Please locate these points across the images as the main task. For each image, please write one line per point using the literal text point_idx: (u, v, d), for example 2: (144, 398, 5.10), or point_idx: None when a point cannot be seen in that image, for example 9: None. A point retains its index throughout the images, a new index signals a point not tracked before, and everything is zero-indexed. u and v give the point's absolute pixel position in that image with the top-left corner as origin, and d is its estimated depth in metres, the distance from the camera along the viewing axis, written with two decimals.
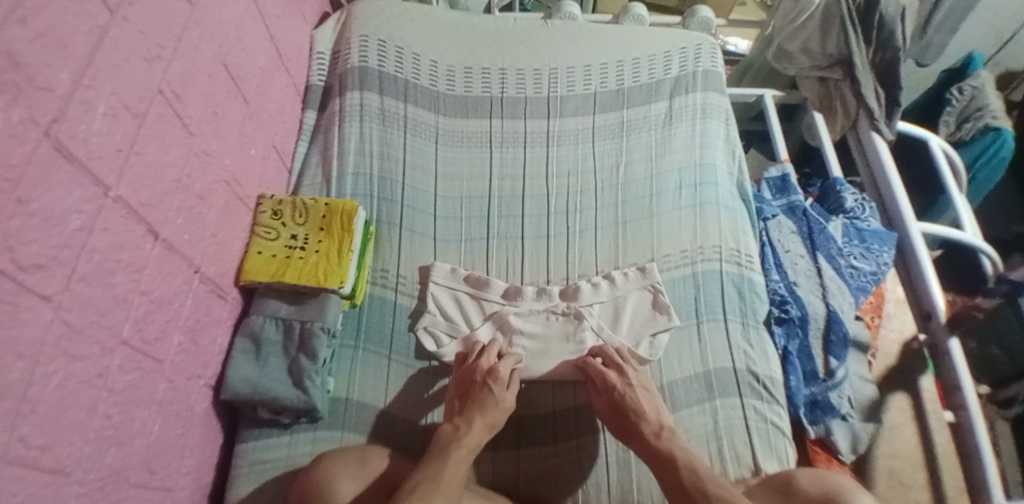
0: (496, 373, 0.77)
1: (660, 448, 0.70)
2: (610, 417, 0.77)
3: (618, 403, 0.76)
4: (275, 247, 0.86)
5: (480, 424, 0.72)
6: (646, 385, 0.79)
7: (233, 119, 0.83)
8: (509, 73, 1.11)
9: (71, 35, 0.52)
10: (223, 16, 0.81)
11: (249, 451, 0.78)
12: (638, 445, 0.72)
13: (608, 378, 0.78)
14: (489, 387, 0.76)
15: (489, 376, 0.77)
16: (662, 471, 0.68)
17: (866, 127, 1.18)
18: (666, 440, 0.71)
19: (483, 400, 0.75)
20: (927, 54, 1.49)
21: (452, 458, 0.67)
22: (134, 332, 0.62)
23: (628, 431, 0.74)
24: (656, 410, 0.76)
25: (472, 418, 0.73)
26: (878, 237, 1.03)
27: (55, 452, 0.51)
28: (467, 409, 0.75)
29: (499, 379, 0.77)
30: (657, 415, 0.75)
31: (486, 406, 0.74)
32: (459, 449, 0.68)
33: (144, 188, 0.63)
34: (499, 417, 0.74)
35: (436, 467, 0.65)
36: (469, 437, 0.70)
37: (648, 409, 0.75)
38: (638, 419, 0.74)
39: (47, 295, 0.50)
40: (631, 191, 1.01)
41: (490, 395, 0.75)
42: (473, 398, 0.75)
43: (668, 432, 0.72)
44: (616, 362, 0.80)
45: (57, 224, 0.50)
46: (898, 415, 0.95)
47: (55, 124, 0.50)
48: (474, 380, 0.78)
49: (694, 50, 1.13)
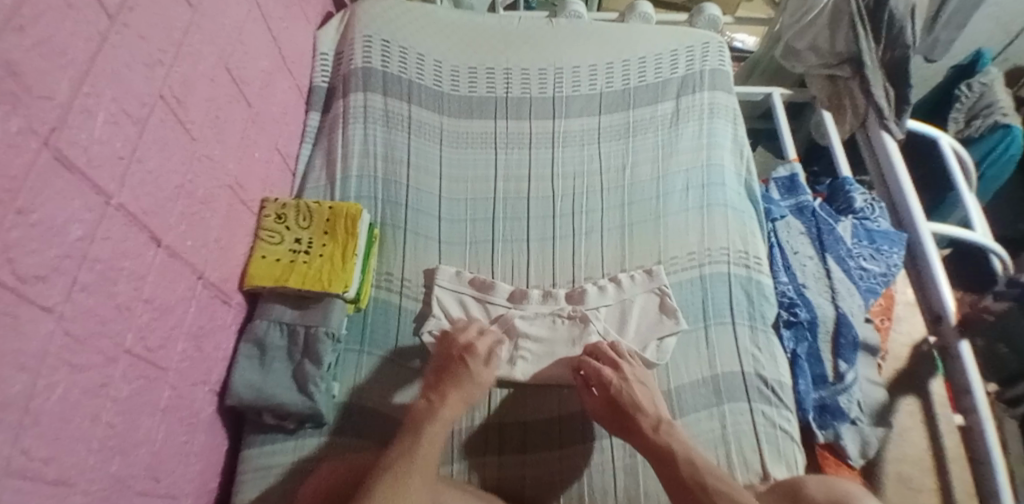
0: (473, 349, 0.79)
1: (659, 443, 0.71)
2: (608, 414, 0.77)
3: (614, 400, 0.76)
4: (279, 251, 0.85)
5: (455, 399, 0.75)
6: (642, 380, 0.79)
7: (236, 123, 0.83)
8: (514, 73, 1.10)
9: (69, 42, 0.52)
10: (225, 18, 0.80)
11: (253, 456, 0.78)
12: (637, 439, 0.73)
13: (603, 374, 0.78)
14: (465, 362, 0.78)
15: (467, 352, 0.79)
16: (662, 467, 0.69)
17: (876, 125, 1.16)
18: (664, 434, 0.72)
19: (460, 375, 0.77)
20: (935, 50, 1.45)
21: (426, 436, 0.69)
22: (137, 340, 0.61)
23: (629, 427, 0.74)
24: (653, 403, 0.76)
25: (447, 393, 0.75)
26: (888, 237, 1.02)
27: (59, 463, 0.51)
28: (442, 384, 0.76)
29: (476, 355, 0.79)
30: (654, 408, 0.75)
31: (462, 382, 0.76)
32: (432, 426, 0.71)
33: (146, 195, 0.63)
34: (473, 391, 0.77)
35: (410, 445, 0.68)
36: (444, 412, 0.73)
37: (645, 403, 0.75)
38: (632, 414, 0.74)
39: (49, 306, 0.49)
40: (637, 192, 1.00)
41: (466, 371, 0.77)
42: (449, 374, 0.77)
43: (666, 426, 0.73)
44: (610, 357, 0.80)
45: (58, 234, 0.50)
46: (909, 419, 0.92)
47: (54, 133, 0.49)
48: (450, 355, 0.79)
49: (701, 48, 1.11)
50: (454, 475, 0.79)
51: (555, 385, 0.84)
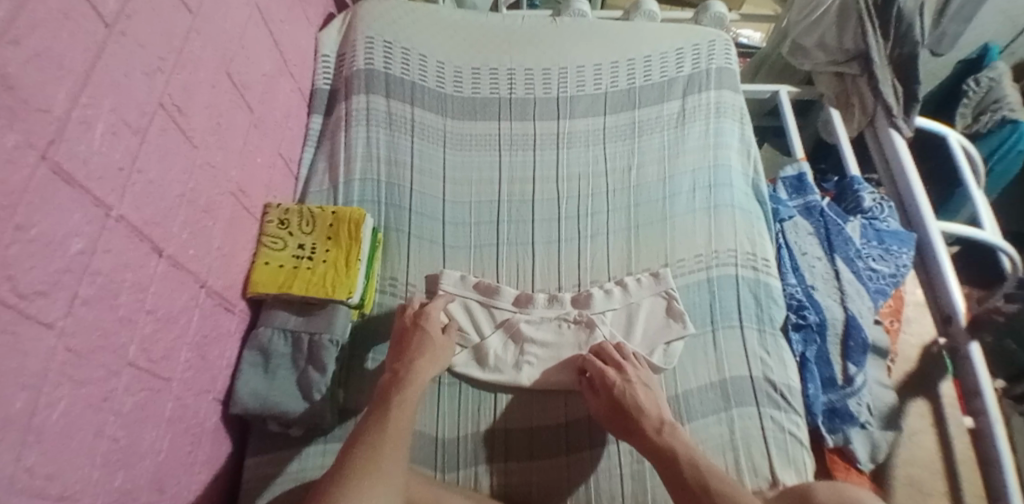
0: (426, 315, 0.82)
1: (660, 445, 0.70)
2: (611, 417, 0.76)
3: (615, 403, 0.75)
4: (283, 257, 0.84)
5: (422, 361, 0.77)
6: (646, 383, 0.78)
7: (237, 129, 0.82)
8: (518, 73, 1.09)
9: (67, 53, 0.51)
10: (225, 23, 0.79)
11: (258, 464, 0.77)
12: (637, 439, 0.73)
13: (608, 377, 0.77)
14: (424, 329, 0.80)
15: (422, 317, 0.82)
16: (663, 464, 0.69)
17: (884, 123, 1.14)
18: (668, 435, 0.71)
19: (423, 341, 0.79)
20: (942, 43, 1.43)
21: (397, 402, 0.70)
22: (140, 353, 0.61)
23: (631, 430, 0.73)
24: (657, 406, 0.75)
25: (413, 358, 0.77)
26: (898, 237, 1.01)
27: (62, 479, 0.50)
28: (404, 351, 0.78)
29: (430, 319, 0.82)
30: (655, 409, 0.74)
31: (426, 347, 0.79)
32: (403, 391, 0.72)
33: (147, 206, 0.62)
34: (437, 353, 0.79)
35: (381, 414, 0.68)
36: (415, 376, 0.75)
37: (648, 405, 0.74)
38: (630, 413, 0.74)
39: (50, 321, 0.48)
40: (643, 194, 0.98)
41: (426, 337, 0.80)
42: (405, 341, 0.80)
43: (670, 427, 0.72)
44: (615, 359, 0.80)
45: (58, 248, 0.49)
46: (919, 421, 0.91)
47: (53, 146, 0.48)
48: (407, 325, 0.82)
49: (707, 46, 1.10)
50: (460, 481, 0.78)
51: (561, 390, 0.84)
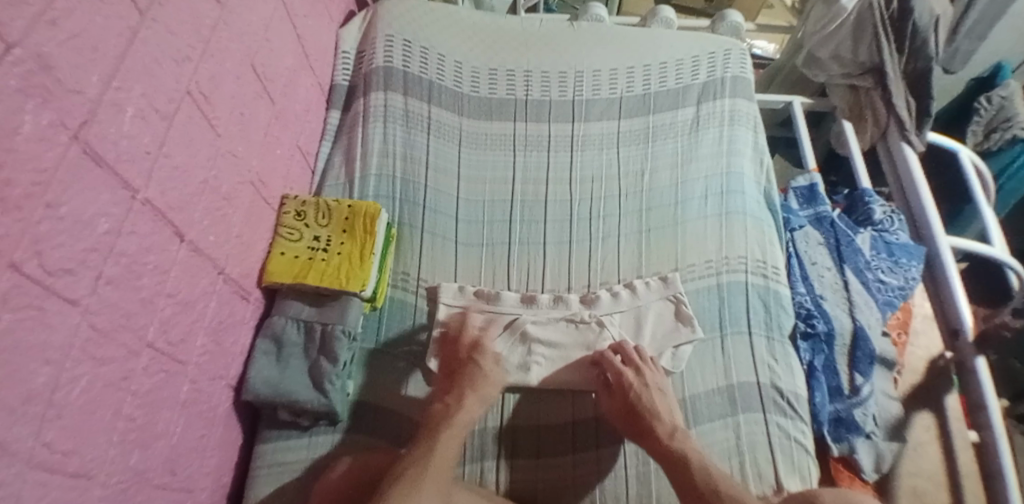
0: (482, 349, 0.81)
1: (672, 451, 0.70)
2: (625, 417, 0.76)
3: (629, 404, 0.76)
4: (299, 249, 0.85)
5: (472, 399, 0.75)
6: (661, 387, 0.79)
7: (259, 120, 0.83)
8: (534, 75, 1.10)
9: (101, 37, 0.52)
10: (252, 16, 0.80)
11: (269, 451, 0.78)
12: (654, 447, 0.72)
13: (624, 379, 0.78)
14: (477, 364, 0.79)
15: (477, 351, 0.81)
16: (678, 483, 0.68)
17: (896, 137, 1.15)
18: (680, 441, 0.72)
19: (475, 374, 0.78)
20: (954, 60, 1.47)
21: (441, 438, 0.70)
22: (159, 334, 0.62)
23: (642, 432, 0.74)
24: (670, 411, 0.76)
25: (463, 394, 0.76)
26: (907, 250, 1.01)
27: (80, 455, 0.51)
28: (456, 384, 0.77)
29: (485, 354, 0.81)
30: (668, 415, 0.75)
31: (472, 378, 0.78)
32: (450, 426, 0.71)
33: (172, 190, 0.63)
34: (488, 390, 0.78)
35: (428, 446, 0.68)
36: (463, 414, 0.73)
37: (662, 410, 0.75)
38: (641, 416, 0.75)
39: (75, 299, 0.49)
40: (655, 198, 0.99)
41: (478, 372, 0.78)
42: (462, 373, 0.78)
43: (682, 433, 0.73)
44: (635, 362, 0.80)
45: (86, 227, 0.50)
46: (924, 434, 0.91)
47: (85, 127, 0.50)
48: (460, 358, 0.81)
49: (723, 55, 1.11)
50: (466, 476, 0.79)
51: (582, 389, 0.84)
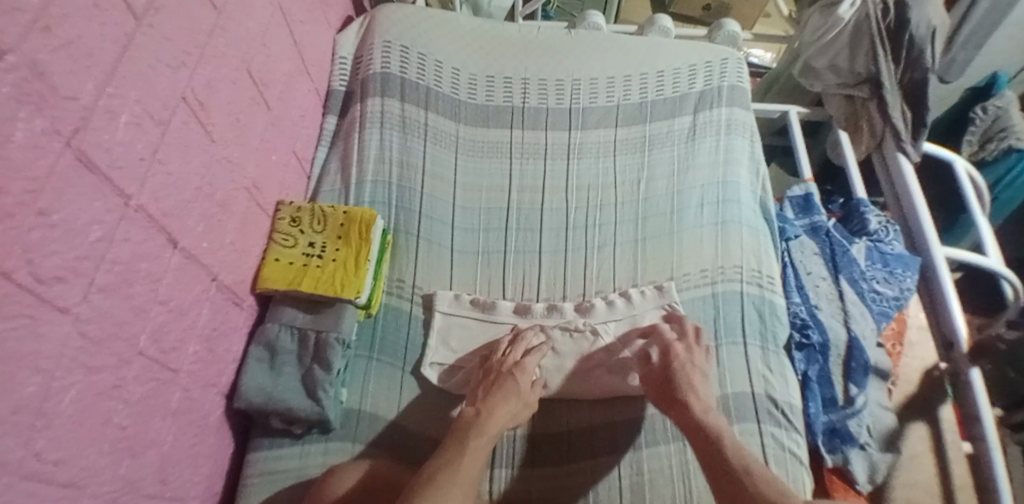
0: (523, 366, 0.79)
1: (707, 425, 0.69)
2: (664, 395, 0.75)
3: (671, 381, 0.75)
4: (293, 255, 0.85)
5: (502, 413, 0.73)
6: (705, 371, 0.77)
7: (255, 126, 0.83)
8: (532, 83, 1.10)
9: (96, 44, 0.52)
10: (249, 21, 0.80)
11: (261, 460, 0.78)
12: (690, 426, 0.70)
13: (671, 355, 0.77)
14: (515, 381, 0.77)
15: (518, 370, 0.78)
16: (708, 466, 0.65)
17: (892, 147, 1.15)
18: (716, 420, 0.70)
19: (509, 391, 0.75)
20: (951, 71, 1.47)
21: (470, 445, 0.67)
22: (151, 342, 0.61)
23: (676, 402, 0.73)
24: (708, 392, 0.74)
25: (496, 404, 0.73)
26: (902, 261, 1.00)
27: (70, 465, 0.51)
28: (492, 395, 0.75)
29: (525, 372, 0.78)
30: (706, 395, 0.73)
31: (509, 394, 0.75)
32: (479, 436, 0.69)
33: (166, 197, 0.63)
34: (519, 411, 0.75)
35: (455, 456, 0.66)
36: (490, 426, 0.70)
37: (701, 389, 0.74)
38: (681, 392, 0.73)
39: (66, 307, 0.49)
40: (652, 207, 0.99)
41: (515, 388, 0.76)
42: (499, 388, 0.76)
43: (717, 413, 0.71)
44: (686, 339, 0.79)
45: (78, 235, 0.50)
46: (919, 445, 0.90)
47: (78, 134, 0.49)
48: (500, 371, 0.78)
49: (720, 64, 1.11)
50: None
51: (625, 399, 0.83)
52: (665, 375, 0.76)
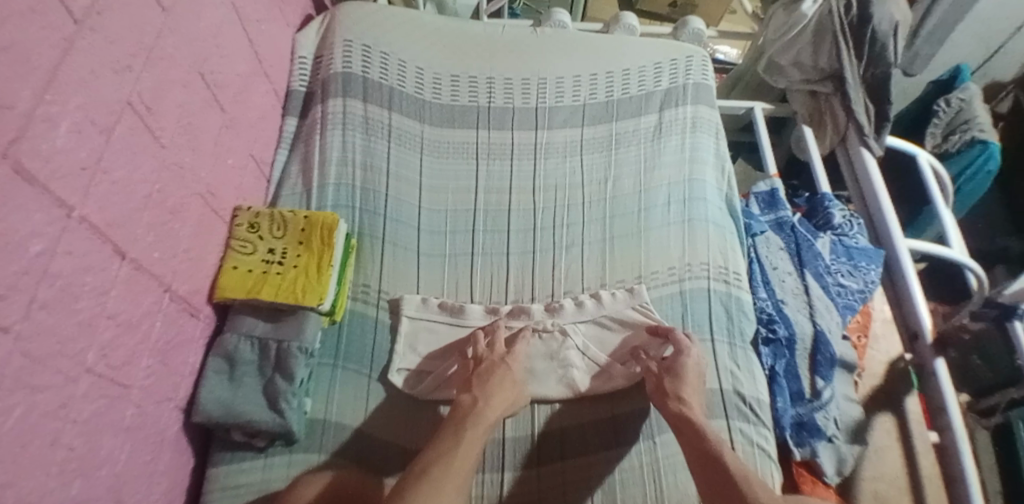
0: (514, 355, 0.82)
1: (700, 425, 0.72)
2: (666, 401, 0.75)
3: (674, 389, 0.75)
4: (252, 262, 0.82)
5: (499, 400, 0.74)
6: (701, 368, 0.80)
7: (209, 129, 0.80)
8: (497, 82, 1.09)
9: (34, 49, 0.49)
10: (201, 22, 0.78)
11: (221, 475, 0.75)
12: (691, 436, 0.71)
13: (681, 362, 0.78)
14: (507, 371, 0.79)
15: (511, 358, 0.81)
16: (704, 477, 0.67)
17: (856, 142, 1.16)
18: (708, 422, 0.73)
19: (504, 379, 0.77)
20: (915, 63, 1.50)
21: (467, 436, 0.69)
22: (99, 358, 0.59)
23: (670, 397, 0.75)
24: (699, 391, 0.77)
25: (491, 393, 0.75)
26: (866, 254, 1.01)
27: (17, 488, 0.48)
28: (489, 381, 0.77)
29: (516, 361, 0.81)
30: (697, 392, 0.76)
31: (503, 382, 0.77)
32: (475, 426, 0.70)
33: (112, 207, 0.60)
34: (516, 398, 0.77)
35: (451, 444, 0.68)
36: (488, 416, 0.72)
37: (695, 387, 0.76)
38: (684, 401, 0.74)
39: (6, 325, 0.46)
40: (620, 205, 0.99)
41: (509, 378, 0.78)
42: (494, 376, 0.78)
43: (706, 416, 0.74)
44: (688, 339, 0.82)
45: (17, 250, 0.47)
46: (886, 436, 0.92)
47: (15, 144, 0.47)
48: (493, 359, 0.80)
49: (685, 62, 1.11)
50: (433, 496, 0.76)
51: (618, 398, 0.83)
52: (673, 382, 0.76)
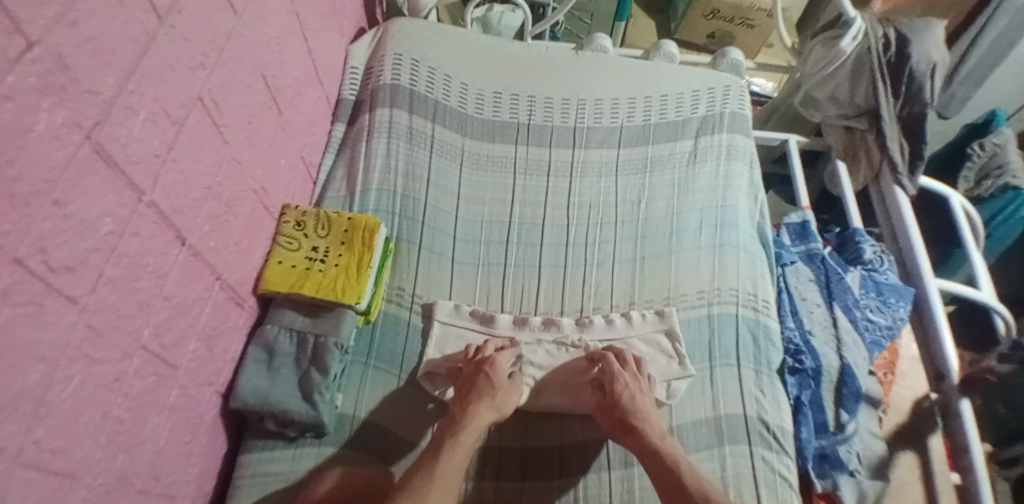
0: (495, 363, 0.81)
1: (660, 451, 0.73)
2: (622, 437, 0.76)
3: (626, 420, 0.76)
4: (296, 258, 0.86)
5: (482, 406, 0.76)
6: (646, 392, 0.81)
7: (265, 128, 0.84)
8: (538, 101, 1.12)
9: (120, 41, 0.53)
10: (265, 26, 0.82)
11: (252, 461, 0.78)
12: (653, 467, 0.72)
13: (635, 399, 0.78)
14: (487, 376, 0.79)
15: (488, 364, 0.81)
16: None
17: (889, 180, 1.17)
18: (669, 443, 0.74)
19: (483, 388, 0.78)
20: (949, 106, 1.53)
21: (445, 454, 0.70)
22: (153, 337, 0.61)
23: (626, 429, 0.76)
24: (653, 415, 0.78)
25: (471, 402, 0.77)
26: (896, 291, 1.02)
27: (67, 455, 0.51)
28: (468, 396, 0.78)
29: (497, 368, 0.81)
30: (656, 420, 0.77)
31: (484, 393, 0.77)
32: (457, 436, 0.72)
33: (176, 195, 0.64)
34: (500, 404, 0.77)
35: (428, 469, 0.68)
36: (470, 421, 0.74)
37: (649, 416, 0.77)
38: (638, 432, 0.75)
39: (74, 297, 0.49)
40: (651, 227, 1.01)
41: (490, 384, 0.78)
42: (474, 387, 0.78)
43: (671, 438, 0.75)
44: (631, 368, 0.83)
45: (91, 226, 0.51)
46: (907, 474, 0.91)
47: (97, 128, 0.50)
48: (472, 372, 0.81)
49: (722, 91, 1.14)
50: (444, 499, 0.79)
51: None
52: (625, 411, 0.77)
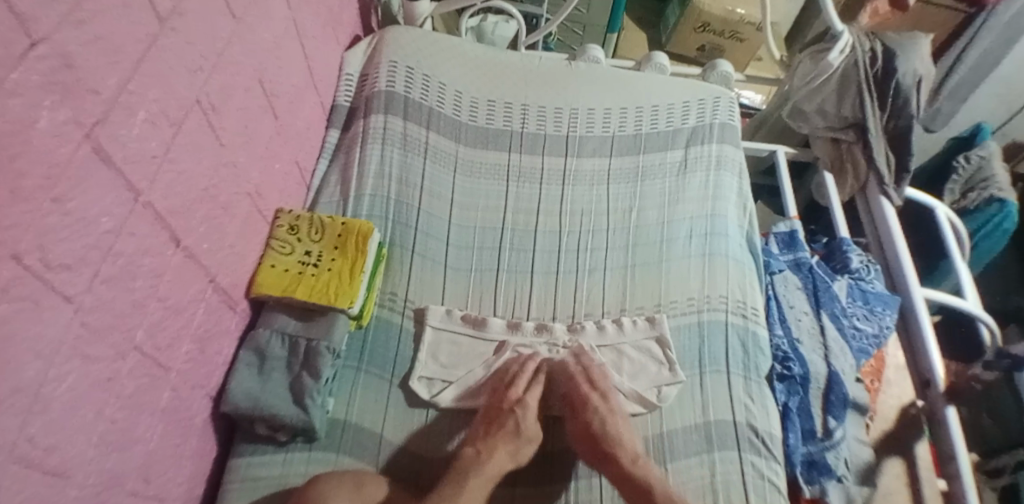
0: (524, 404, 0.82)
1: (637, 478, 0.74)
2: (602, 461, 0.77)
3: (603, 446, 0.78)
4: (289, 262, 0.86)
5: (502, 452, 0.76)
6: (624, 415, 0.82)
7: (262, 133, 0.85)
8: (531, 109, 1.14)
9: (124, 41, 0.53)
10: (265, 33, 0.83)
11: (242, 466, 0.77)
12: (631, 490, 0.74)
13: (614, 421, 0.80)
14: (517, 421, 0.80)
15: (518, 404, 0.82)
16: None
17: (875, 190, 1.20)
18: (642, 467, 0.76)
19: (506, 426, 0.79)
20: (935, 121, 1.58)
21: (467, 486, 0.72)
22: (147, 337, 0.61)
23: (603, 454, 0.77)
24: (631, 437, 0.80)
25: (496, 444, 0.77)
26: (882, 299, 1.04)
27: (60, 453, 0.50)
28: (491, 432, 0.79)
29: (526, 410, 0.82)
30: (631, 442, 0.79)
31: (510, 431, 0.79)
32: (474, 475, 0.73)
33: (172, 195, 0.64)
34: (520, 448, 0.78)
35: (451, 492, 0.71)
36: (490, 466, 0.74)
37: (625, 438, 0.79)
38: (617, 455, 0.77)
39: (70, 295, 0.49)
40: (643, 235, 1.02)
41: (517, 428, 0.79)
42: (499, 425, 0.79)
43: (644, 460, 0.77)
44: (600, 386, 0.84)
45: (90, 224, 0.51)
46: (894, 480, 0.92)
47: (98, 126, 0.50)
48: (501, 407, 0.82)
49: (712, 102, 1.16)
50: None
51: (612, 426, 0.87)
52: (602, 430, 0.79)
